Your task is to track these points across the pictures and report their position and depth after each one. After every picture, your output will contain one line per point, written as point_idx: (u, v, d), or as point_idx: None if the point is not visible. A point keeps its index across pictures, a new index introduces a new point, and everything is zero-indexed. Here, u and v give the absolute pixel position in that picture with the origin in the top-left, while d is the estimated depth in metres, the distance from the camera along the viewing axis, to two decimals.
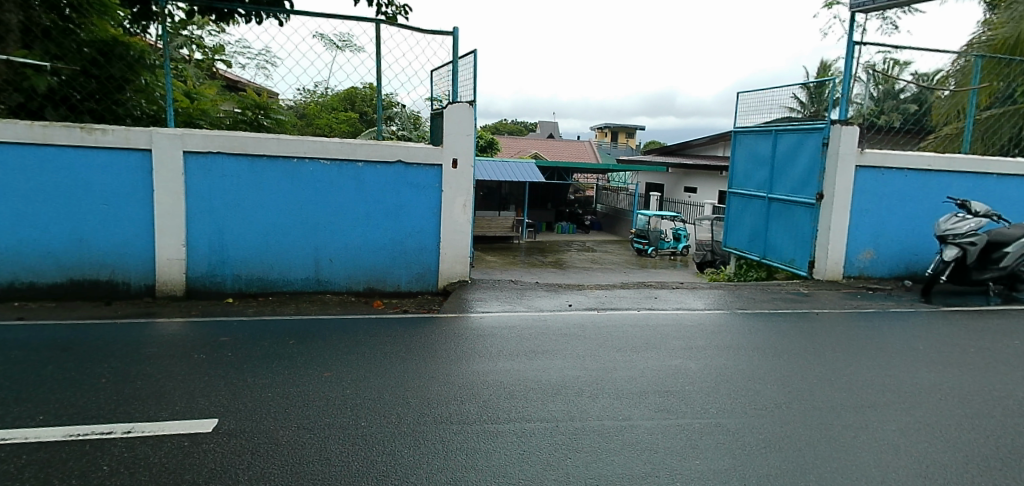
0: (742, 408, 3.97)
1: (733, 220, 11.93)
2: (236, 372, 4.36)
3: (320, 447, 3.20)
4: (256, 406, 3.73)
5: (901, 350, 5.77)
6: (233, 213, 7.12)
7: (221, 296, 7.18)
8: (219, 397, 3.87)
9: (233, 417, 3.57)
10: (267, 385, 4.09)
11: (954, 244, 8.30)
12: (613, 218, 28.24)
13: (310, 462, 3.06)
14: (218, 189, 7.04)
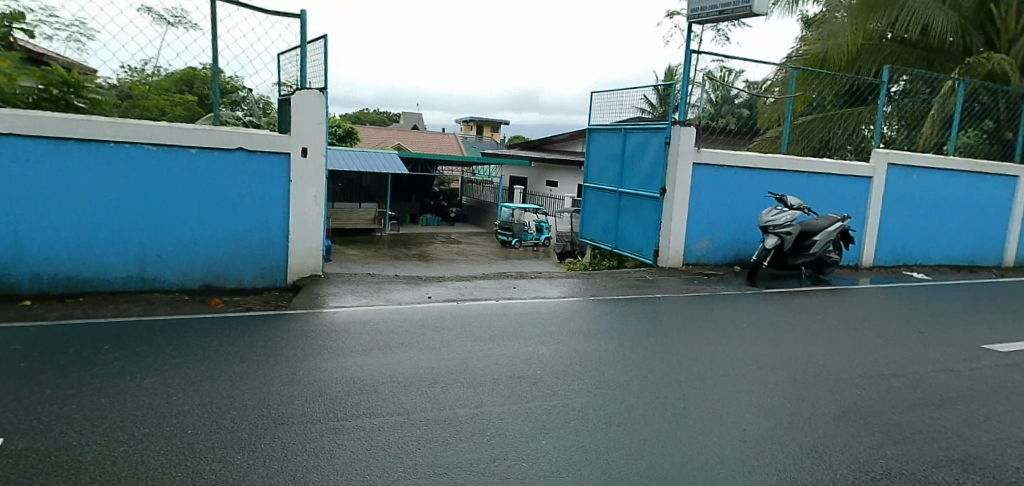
0: (589, 388, 4.19)
1: (588, 212, 12.50)
2: (31, 384, 3.85)
3: (133, 461, 2.91)
4: (55, 421, 3.31)
5: (733, 328, 6.41)
6: (31, 203, 6.25)
7: (18, 298, 6.28)
8: (7, 414, 3.39)
9: (23, 435, 3.15)
10: (71, 397, 3.66)
11: (774, 233, 9.33)
12: (478, 211, 28.56)
13: (121, 477, 2.77)
14: (11, 175, 6.14)
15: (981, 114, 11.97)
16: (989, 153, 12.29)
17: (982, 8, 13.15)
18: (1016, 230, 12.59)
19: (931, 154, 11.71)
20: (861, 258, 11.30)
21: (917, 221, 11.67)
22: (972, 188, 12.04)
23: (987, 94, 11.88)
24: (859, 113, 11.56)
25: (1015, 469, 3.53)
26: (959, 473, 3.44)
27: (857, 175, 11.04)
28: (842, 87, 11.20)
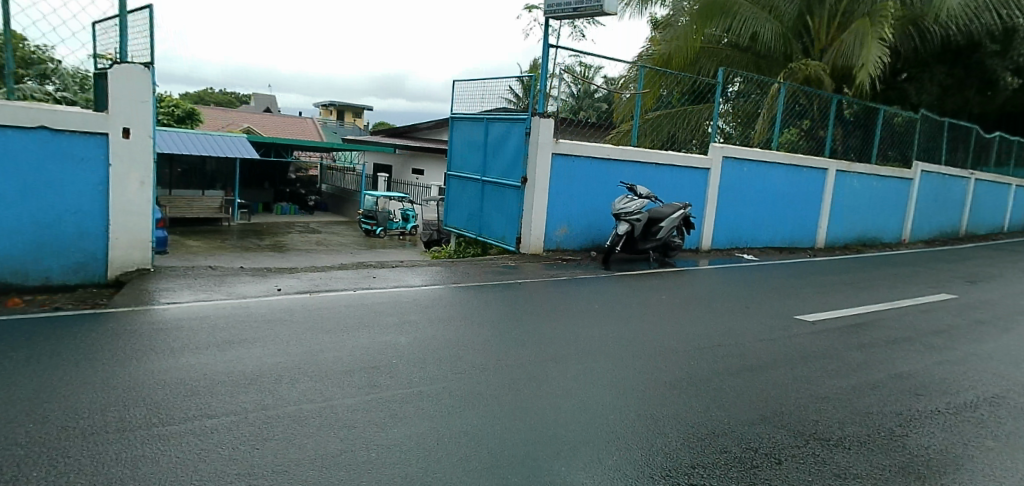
0: (445, 374, 4.20)
1: (452, 200, 12.50)
2: None
3: None
4: None
5: (587, 310, 6.73)
6: None
7: None
8: None
9: None
10: None
11: (625, 221, 9.89)
12: (339, 198, 27.54)
13: None
14: None
15: (799, 114, 13.49)
16: (805, 148, 13.88)
17: (800, 19, 14.77)
18: (825, 216, 14.38)
19: (758, 148, 13.01)
20: (701, 242, 12.32)
21: (747, 209, 12.94)
22: (790, 179, 13.57)
23: (803, 96, 13.41)
24: (700, 111, 12.35)
25: (814, 422, 4.06)
26: (770, 428, 3.88)
27: (697, 167, 12.01)
28: (687, 86, 11.92)
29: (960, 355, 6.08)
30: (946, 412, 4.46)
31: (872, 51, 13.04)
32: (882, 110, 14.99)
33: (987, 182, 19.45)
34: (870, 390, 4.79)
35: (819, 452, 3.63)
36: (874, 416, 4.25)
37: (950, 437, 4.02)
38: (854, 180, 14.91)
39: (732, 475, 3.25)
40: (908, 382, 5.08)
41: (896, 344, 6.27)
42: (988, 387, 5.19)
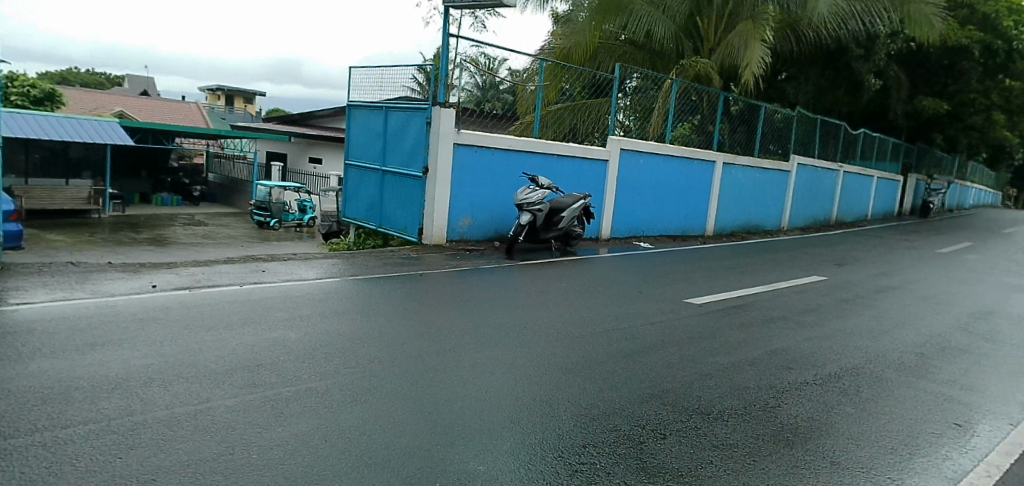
0: (336, 369, 4.06)
1: (351, 190, 12.13)
2: None
3: None
4: None
5: (486, 299, 6.75)
6: None
7: None
8: None
9: None
10: None
11: (527, 211, 9.97)
12: (229, 188, 26.01)
13: None
14: None
15: (690, 110, 14.18)
16: (697, 142, 14.62)
17: (691, 19, 15.52)
18: (714, 206, 15.23)
19: (654, 141, 13.55)
20: (601, 231, 12.69)
21: (644, 200, 13.47)
22: (683, 170, 14.25)
23: (693, 92, 14.11)
24: (599, 104, 12.58)
25: (697, 398, 4.29)
26: (657, 406, 4.06)
27: (596, 157, 12.31)
28: (587, 79, 12.20)
29: (827, 332, 6.64)
30: (812, 383, 4.86)
31: (755, 52, 13.88)
32: (764, 107, 16.03)
33: (853, 174, 21.32)
34: (748, 366, 5.12)
35: (700, 424, 3.85)
36: (751, 390, 4.56)
37: (815, 405, 4.38)
38: (740, 171, 15.89)
39: (620, 451, 3.38)
40: (781, 357, 5.49)
41: (772, 323, 6.74)
42: (850, 359, 5.70)
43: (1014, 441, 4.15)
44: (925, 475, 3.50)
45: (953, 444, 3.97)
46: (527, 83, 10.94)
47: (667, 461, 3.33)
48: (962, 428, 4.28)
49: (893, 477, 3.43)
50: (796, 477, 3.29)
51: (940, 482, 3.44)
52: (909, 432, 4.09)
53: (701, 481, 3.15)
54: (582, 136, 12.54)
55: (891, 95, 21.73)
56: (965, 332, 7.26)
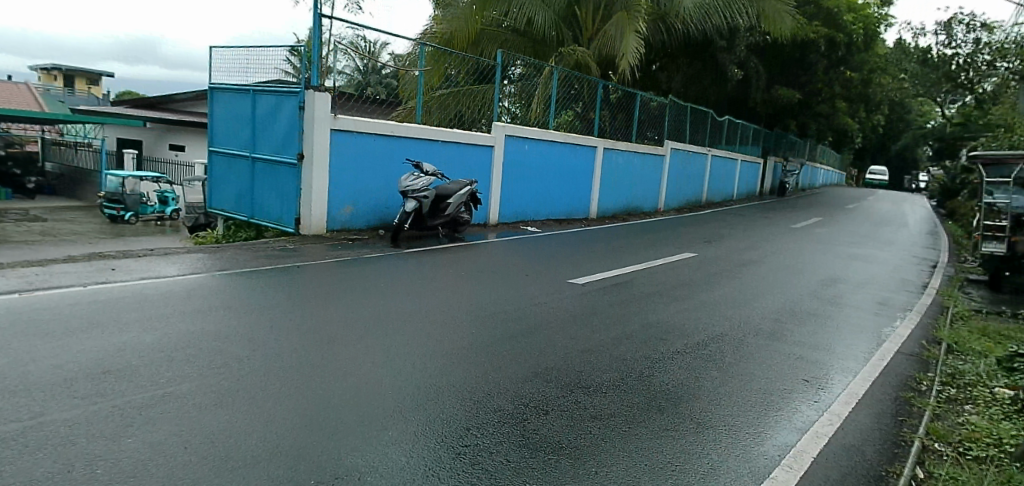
0: (199, 370, 3.77)
1: (217, 179, 11.31)
2: None
3: None
4: None
5: (367, 289, 6.56)
6: None
7: None
8: None
9: None
10: None
11: (412, 198, 9.70)
12: (73, 179, 23.49)
13: None
14: None
15: (572, 98, 14.53)
16: (579, 128, 15.00)
17: (571, 9, 15.95)
18: (596, 189, 15.74)
19: (537, 127, 13.72)
20: (488, 217, 12.71)
21: (529, 185, 13.64)
22: (566, 156, 14.57)
23: (574, 80, 14.45)
24: (484, 91, 12.51)
25: (578, 373, 4.41)
26: (539, 384, 4.13)
27: (481, 143, 12.26)
28: (471, 67, 12.19)
29: (698, 303, 7.08)
30: (684, 352, 5.16)
31: (630, 41, 14.54)
32: (640, 95, 16.74)
33: (720, 157, 22.84)
34: (626, 339, 5.35)
35: (581, 398, 3.96)
36: (628, 362, 4.76)
37: (686, 372, 4.65)
38: (619, 156, 16.51)
39: (503, 431, 3.40)
40: (656, 329, 5.79)
41: (648, 298, 7.09)
42: (717, 327, 6.11)
43: (853, 392, 4.65)
44: (780, 428, 3.83)
45: (803, 399, 4.37)
46: (412, 69, 10.80)
47: (549, 436, 3.39)
48: (811, 384, 4.73)
49: (753, 432, 3.72)
50: (668, 440, 3.48)
51: (792, 433, 3.77)
52: (767, 390, 4.45)
53: (581, 452, 3.24)
54: (468, 122, 12.42)
55: (751, 84, 23.43)
56: (814, 298, 8.03)
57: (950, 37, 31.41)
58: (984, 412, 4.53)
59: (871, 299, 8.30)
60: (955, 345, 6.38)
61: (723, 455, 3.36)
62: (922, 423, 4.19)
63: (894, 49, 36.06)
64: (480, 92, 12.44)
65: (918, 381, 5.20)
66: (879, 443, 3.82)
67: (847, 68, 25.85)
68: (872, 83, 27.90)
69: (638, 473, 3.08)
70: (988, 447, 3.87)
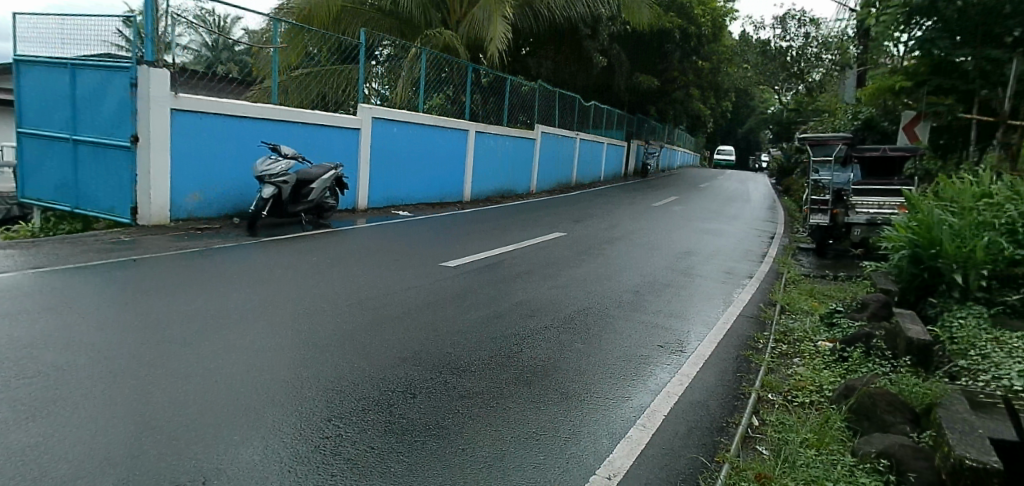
0: (5, 382, 3.29)
1: (30, 166, 9.90)
2: None
3: None
4: None
5: (219, 281, 6.08)
6: None
7: None
8: None
9: None
10: None
11: (271, 183, 9.10)
12: None
13: None
14: None
15: (441, 82, 14.32)
16: (450, 112, 14.84)
17: None
18: (469, 173, 15.65)
19: (405, 109, 13.35)
20: (356, 201, 12.22)
21: (399, 169, 13.26)
22: (436, 139, 14.34)
23: (444, 63, 14.23)
24: (349, 71, 11.86)
25: (447, 354, 4.37)
26: (406, 368, 4.04)
27: (345, 126, 11.73)
28: (334, 45, 11.56)
29: (564, 280, 7.30)
30: (550, 327, 5.29)
31: (497, 27, 14.59)
32: (510, 79, 16.87)
33: (587, 140, 23.65)
34: (495, 318, 5.39)
35: (448, 379, 3.92)
36: (497, 340, 4.79)
37: (552, 346, 4.77)
38: (491, 139, 16.54)
39: (367, 419, 3.28)
40: (525, 307, 5.89)
41: (518, 277, 7.20)
42: (582, 302, 6.34)
43: (702, 353, 5.04)
44: (638, 392, 4.03)
45: (660, 364, 4.63)
46: (267, 46, 10.17)
47: (414, 419, 3.32)
48: (666, 349, 5.03)
49: (613, 398, 3.89)
50: (534, 412, 3.53)
51: (648, 397, 3.99)
52: (627, 358, 4.68)
53: (447, 432, 3.21)
54: (332, 104, 11.73)
55: (615, 70, 24.36)
56: (670, 270, 8.57)
57: (784, 31, 34.57)
58: (809, 363, 5.08)
59: (720, 269, 9.01)
60: (788, 306, 7.10)
61: (585, 422, 3.48)
62: (759, 377, 4.62)
63: (738, 41, 39.08)
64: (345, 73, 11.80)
65: (757, 340, 5.72)
66: (724, 398, 4.16)
67: (698, 57, 27.67)
68: (720, 71, 30.14)
69: (504, 446, 3.10)
70: (811, 393, 4.35)
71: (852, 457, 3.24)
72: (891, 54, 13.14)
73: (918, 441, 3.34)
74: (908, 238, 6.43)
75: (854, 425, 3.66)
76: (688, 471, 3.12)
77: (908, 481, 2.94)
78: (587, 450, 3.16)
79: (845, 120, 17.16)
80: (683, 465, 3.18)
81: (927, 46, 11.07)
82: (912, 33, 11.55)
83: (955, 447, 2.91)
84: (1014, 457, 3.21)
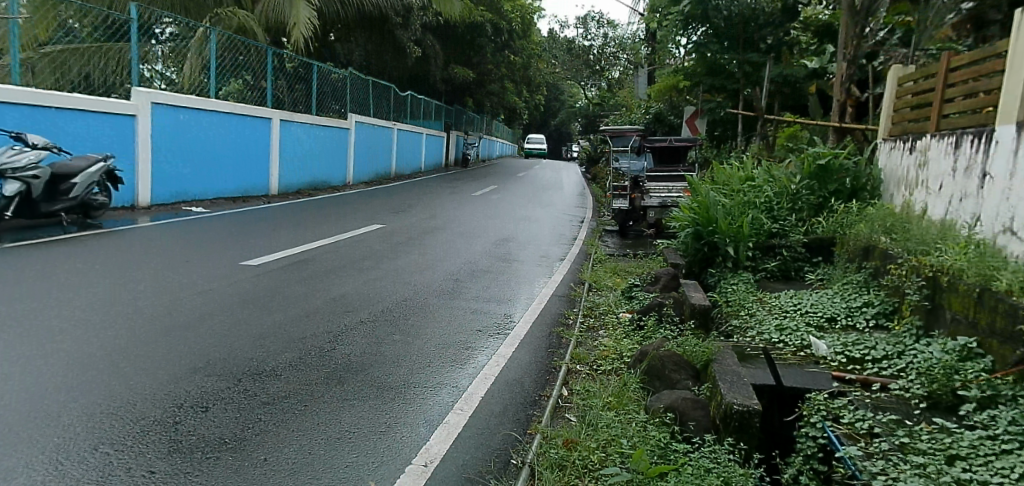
0: None
1: None
2: None
3: None
4: None
5: None
6: None
7: None
8: None
9: None
10: None
11: (13, 178, 7.57)
12: None
13: None
14: None
15: (239, 66, 13.18)
16: (252, 99, 13.68)
17: None
18: (277, 165, 14.34)
19: (195, 95, 11.96)
20: (138, 198, 10.39)
21: (191, 160, 11.63)
22: (236, 128, 12.94)
23: (240, 46, 13.14)
24: (118, 49, 10.35)
25: (248, 360, 4.01)
26: (197, 379, 3.64)
27: (117, 112, 10.01)
28: (98, 19, 10.04)
29: (382, 273, 7.13)
30: (366, 321, 5.13)
31: (301, 11, 13.83)
32: (316, 66, 16.07)
33: (405, 130, 23.30)
34: (306, 316, 5.09)
35: (249, 386, 3.60)
36: (307, 339, 4.52)
37: (367, 340, 4.61)
38: (300, 129, 15.41)
39: (148, 440, 2.90)
40: (338, 302, 5.64)
41: (332, 272, 6.89)
42: (399, 293, 6.24)
43: (517, 334, 5.20)
44: (457, 377, 4.05)
45: (479, 348, 4.70)
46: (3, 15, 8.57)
47: (207, 434, 3.00)
48: (484, 333, 5.12)
49: (431, 386, 3.85)
50: (346, 410, 3.38)
51: (466, 380, 4.01)
52: (445, 345, 4.67)
53: (246, 443, 2.95)
54: (100, 87, 10.06)
55: (429, 62, 24.30)
56: (489, 256, 8.77)
57: (586, 31, 37.09)
58: (612, 334, 5.50)
59: (535, 254, 9.41)
60: (594, 284, 7.62)
61: (399, 413, 3.41)
62: (569, 351, 4.89)
63: (547, 38, 41.10)
64: (114, 51, 10.26)
65: (567, 316, 6.07)
66: (537, 374, 4.34)
67: (510, 52, 28.58)
68: (531, 67, 31.46)
69: (312, 450, 2.93)
70: (613, 361, 4.71)
71: (646, 413, 3.56)
72: (673, 55, 14.76)
73: (698, 393, 3.78)
74: (691, 218, 7.16)
75: (647, 385, 4.03)
76: (502, 447, 3.20)
77: (690, 429, 3.31)
78: (401, 441, 3.10)
79: (639, 113, 18.83)
80: (498, 441, 3.25)
81: (701, 49, 12.48)
82: (689, 37, 12.89)
83: (726, 394, 3.35)
84: (772, 399, 3.75)
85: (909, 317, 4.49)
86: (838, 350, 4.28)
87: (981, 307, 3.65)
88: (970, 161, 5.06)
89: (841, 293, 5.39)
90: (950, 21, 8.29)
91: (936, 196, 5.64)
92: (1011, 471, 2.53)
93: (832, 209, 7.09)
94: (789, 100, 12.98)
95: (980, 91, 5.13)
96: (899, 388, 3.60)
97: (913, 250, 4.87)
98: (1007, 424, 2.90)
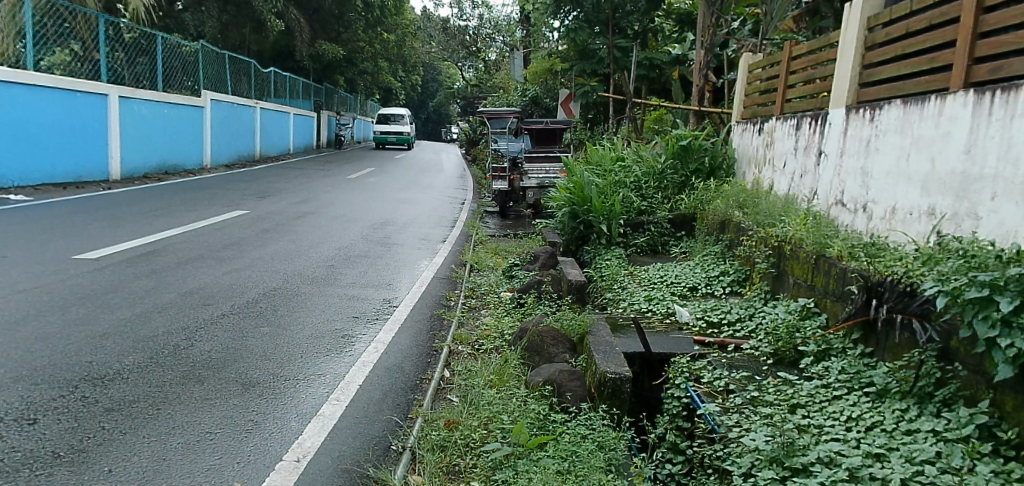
0: None
1: None
2: None
3: None
4: None
5: None
6: None
7: None
8: None
9: None
10: None
11: None
12: None
13: None
14: None
15: (62, 33, 11.69)
16: (83, 72, 12.16)
17: None
18: (117, 146, 12.86)
19: (7, 66, 10.36)
20: None
21: (3, 142, 10.08)
22: (62, 105, 11.37)
23: (62, 11, 11.67)
24: None
25: (87, 364, 3.62)
26: (23, 389, 3.23)
27: None
28: None
29: (246, 262, 6.68)
30: (228, 314, 4.80)
31: None
32: (159, 36, 14.65)
33: (270, 110, 21.94)
34: (157, 312, 4.67)
35: (89, 393, 3.25)
36: (158, 337, 4.15)
37: (229, 334, 4.32)
38: (142, 106, 13.91)
39: None
40: (196, 295, 5.23)
41: (188, 264, 6.35)
42: (267, 283, 5.90)
43: (396, 318, 5.11)
44: (333, 367, 3.90)
45: (356, 335, 4.56)
46: None
47: (37, 449, 2.68)
48: (361, 319, 4.99)
49: (305, 377, 3.70)
50: (207, 410, 3.15)
51: (342, 370, 3.87)
52: (320, 334, 4.50)
53: (87, 454, 2.68)
54: None
55: (294, 36, 22.94)
56: (366, 241, 8.48)
57: (460, 10, 36.43)
58: (493, 313, 5.55)
59: (415, 237, 9.23)
60: (476, 264, 7.63)
61: (270, 408, 3.25)
62: (450, 333, 4.87)
63: (421, 17, 39.79)
64: None
65: (448, 298, 6.05)
66: (418, 358, 4.28)
67: (383, 29, 27.61)
68: (405, 46, 30.61)
69: (169, 454, 2.72)
70: (494, 339, 4.77)
71: (525, 388, 3.63)
72: (547, 39, 15.06)
73: (575, 365, 3.93)
74: (567, 198, 7.35)
75: (527, 361, 4.11)
76: (381, 434, 3.14)
77: (567, 400, 3.42)
78: (271, 437, 2.95)
79: (516, 96, 18.96)
80: (377, 429, 3.18)
81: (573, 35, 12.83)
82: (562, 21, 13.26)
83: (600, 364, 3.52)
84: (642, 365, 3.98)
85: (758, 283, 4.94)
86: (698, 315, 4.61)
87: (817, 271, 4.08)
88: (809, 141, 5.59)
89: (702, 264, 5.80)
90: (792, 13, 8.97)
91: (781, 173, 6.19)
92: (840, 415, 2.86)
93: (694, 186, 7.55)
94: (655, 85, 13.57)
95: (817, 77, 5.67)
96: (750, 348, 3.93)
97: (761, 223, 5.33)
98: (837, 373, 3.27)
